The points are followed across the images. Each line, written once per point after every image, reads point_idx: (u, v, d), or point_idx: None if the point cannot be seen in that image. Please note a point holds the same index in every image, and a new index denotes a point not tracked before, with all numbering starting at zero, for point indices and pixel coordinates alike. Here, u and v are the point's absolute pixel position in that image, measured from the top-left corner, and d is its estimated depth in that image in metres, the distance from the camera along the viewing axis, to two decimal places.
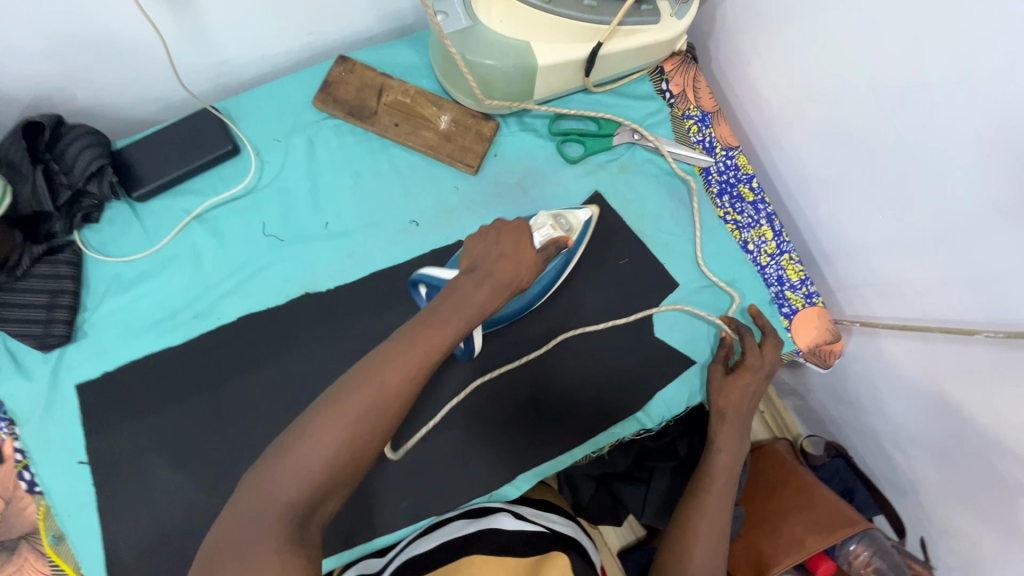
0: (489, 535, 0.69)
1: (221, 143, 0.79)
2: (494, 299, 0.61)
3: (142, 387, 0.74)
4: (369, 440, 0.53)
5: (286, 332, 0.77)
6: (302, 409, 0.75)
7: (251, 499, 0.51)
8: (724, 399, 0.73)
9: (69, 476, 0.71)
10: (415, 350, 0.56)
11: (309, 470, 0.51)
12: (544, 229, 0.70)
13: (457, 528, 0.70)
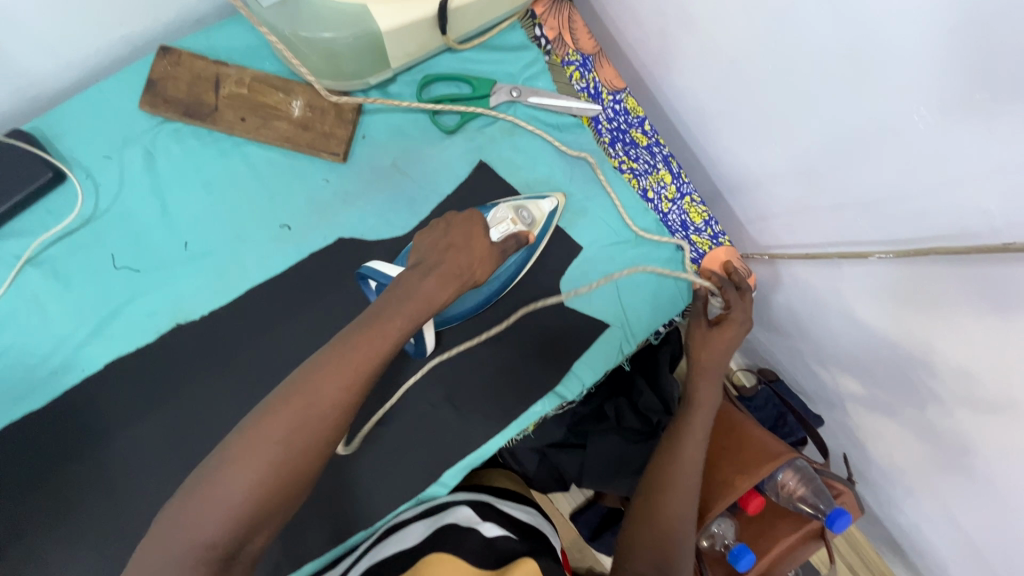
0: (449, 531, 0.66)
1: (38, 171, 0.68)
2: (440, 291, 0.55)
3: (10, 462, 0.66)
4: (302, 459, 0.49)
5: (163, 373, 0.69)
6: (198, 452, 0.68)
7: (170, 532, 0.46)
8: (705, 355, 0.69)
9: None
10: (356, 354, 0.51)
11: (237, 501, 0.47)
12: (503, 222, 0.68)
13: (416, 531, 0.67)
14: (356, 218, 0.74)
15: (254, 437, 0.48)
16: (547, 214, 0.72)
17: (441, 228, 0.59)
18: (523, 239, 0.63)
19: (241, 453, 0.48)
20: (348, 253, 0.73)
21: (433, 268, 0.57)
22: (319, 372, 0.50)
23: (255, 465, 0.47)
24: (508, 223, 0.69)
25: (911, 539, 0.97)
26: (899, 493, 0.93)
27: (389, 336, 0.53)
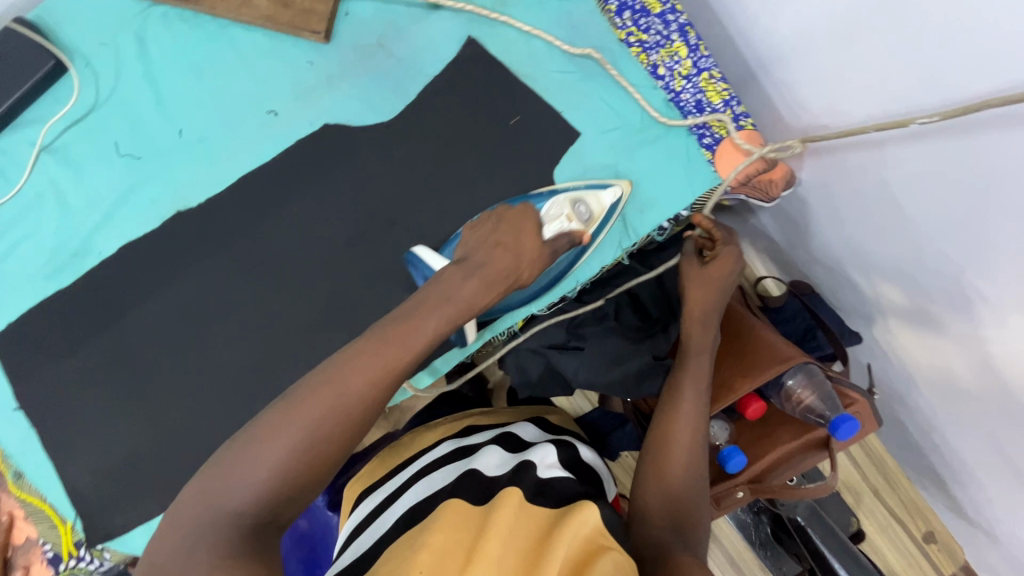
0: (474, 478, 0.69)
1: (40, 60, 0.70)
2: (483, 293, 0.58)
3: (48, 331, 0.74)
4: (333, 446, 0.50)
5: (169, 257, 0.73)
6: (204, 328, 0.73)
7: (199, 508, 0.48)
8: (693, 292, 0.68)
9: (11, 422, 0.75)
10: (391, 347, 0.53)
11: (267, 474, 0.48)
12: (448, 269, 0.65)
13: (436, 479, 0.71)
14: (342, 102, 0.71)
15: (285, 415, 0.50)
16: (608, 208, 0.67)
17: (506, 220, 0.63)
18: (576, 237, 0.64)
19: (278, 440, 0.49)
20: (334, 139, 0.71)
21: (465, 274, 0.58)
22: (336, 373, 0.52)
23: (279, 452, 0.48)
24: (563, 220, 0.65)
25: (952, 467, 0.88)
26: (940, 415, 0.84)
27: (421, 337, 0.54)
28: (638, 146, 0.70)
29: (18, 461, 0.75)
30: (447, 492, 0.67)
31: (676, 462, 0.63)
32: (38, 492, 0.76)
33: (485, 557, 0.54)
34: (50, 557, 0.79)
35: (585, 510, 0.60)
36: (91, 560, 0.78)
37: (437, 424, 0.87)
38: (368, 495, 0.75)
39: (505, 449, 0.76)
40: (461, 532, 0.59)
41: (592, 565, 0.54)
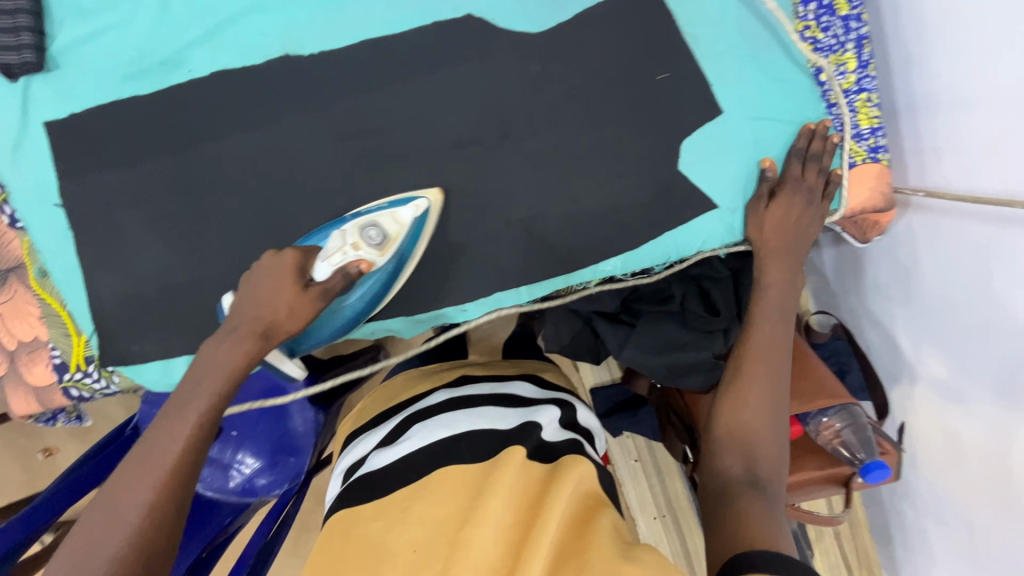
0: (465, 441, 0.59)
1: None
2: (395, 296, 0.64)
3: (109, 134, 0.69)
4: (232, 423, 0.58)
5: (260, 98, 0.68)
6: (275, 184, 0.69)
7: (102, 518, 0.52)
8: (767, 233, 0.67)
9: (48, 216, 0.70)
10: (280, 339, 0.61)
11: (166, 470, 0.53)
12: (336, 253, 0.63)
13: (418, 439, 0.61)
14: None
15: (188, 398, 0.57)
16: (408, 223, 0.65)
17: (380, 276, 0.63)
18: (364, 265, 0.63)
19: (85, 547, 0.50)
20: (473, 32, 0.67)
21: (277, 283, 0.60)
22: (127, 475, 0.53)
23: (88, 559, 0.49)
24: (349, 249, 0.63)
25: (909, 532, 0.94)
26: (918, 483, 0.89)
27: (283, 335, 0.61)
28: (829, 141, 0.67)
29: (45, 257, 0.71)
30: (433, 448, 0.59)
31: (751, 405, 0.61)
32: (57, 294, 0.72)
33: (489, 521, 0.47)
34: (54, 364, 0.74)
35: (576, 467, 0.56)
36: (96, 379, 0.74)
37: (428, 377, 0.78)
38: (361, 438, 0.70)
39: (503, 405, 0.67)
40: (460, 487, 0.54)
41: (590, 534, 0.49)
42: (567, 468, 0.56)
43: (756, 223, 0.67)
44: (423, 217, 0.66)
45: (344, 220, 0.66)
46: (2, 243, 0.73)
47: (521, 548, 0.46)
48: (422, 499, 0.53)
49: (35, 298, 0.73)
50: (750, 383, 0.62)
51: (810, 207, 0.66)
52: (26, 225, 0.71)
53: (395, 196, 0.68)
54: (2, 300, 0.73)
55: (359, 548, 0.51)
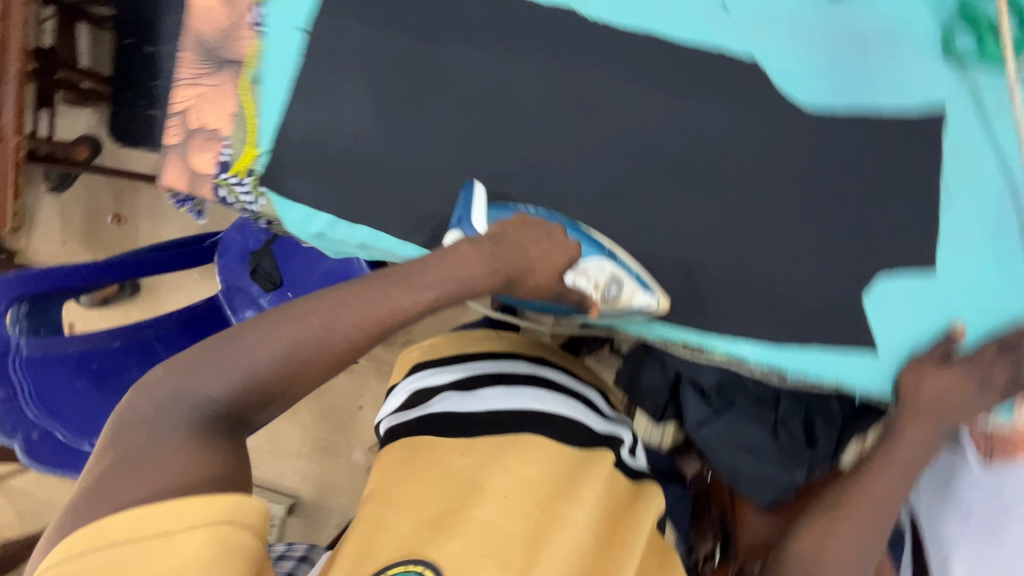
0: (556, 423, 0.62)
1: None
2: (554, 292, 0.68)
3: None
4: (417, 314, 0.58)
5: (525, 34, 0.70)
6: (493, 113, 0.71)
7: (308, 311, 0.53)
8: (926, 390, 0.62)
9: (289, 35, 0.74)
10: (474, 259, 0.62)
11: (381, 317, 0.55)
12: (585, 278, 0.68)
13: (509, 402, 0.63)
14: (783, 56, 0.66)
15: (413, 270, 0.59)
16: (636, 306, 0.67)
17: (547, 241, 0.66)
18: (584, 305, 0.69)
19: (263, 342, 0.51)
20: (744, 76, 0.66)
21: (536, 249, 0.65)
22: (336, 301, 0.54)
23: (261, 357, 0.50)
24: (592, 282, 0.68)
25: None
26: None
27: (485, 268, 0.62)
28: None
29: (267, 67, 0.75)
30: (532, 416, 0.62)
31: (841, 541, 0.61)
32: (257, 103, 0.76)
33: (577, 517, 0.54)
34: (220, 161, 0.77)
35: (654, 499, 0.62)
36: (246, 192, 0.78)
37: (507, 336, 0.77)
38: (433, 365, 0.70)
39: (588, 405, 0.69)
40: (553, 462, 0.59)
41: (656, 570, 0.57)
42: (640, 498, 0.61)
43: (912, 381, 0.63)
44: (648, 311, 0.68)
45: (603, 248, 0.68)
46: (233, 36, 0.76)
47: (608, 543, 0.55)
48: (517, 455, 0.57)
49: (235, 96, 0.76)
50: (845, 524, 0.61)
51: (982, 391, 0.62)
52: (266, 33, 0.75)
53: (649, 273, 0.68)
54: (211, 83, 0.77)
55: (457, 474, 0.54)
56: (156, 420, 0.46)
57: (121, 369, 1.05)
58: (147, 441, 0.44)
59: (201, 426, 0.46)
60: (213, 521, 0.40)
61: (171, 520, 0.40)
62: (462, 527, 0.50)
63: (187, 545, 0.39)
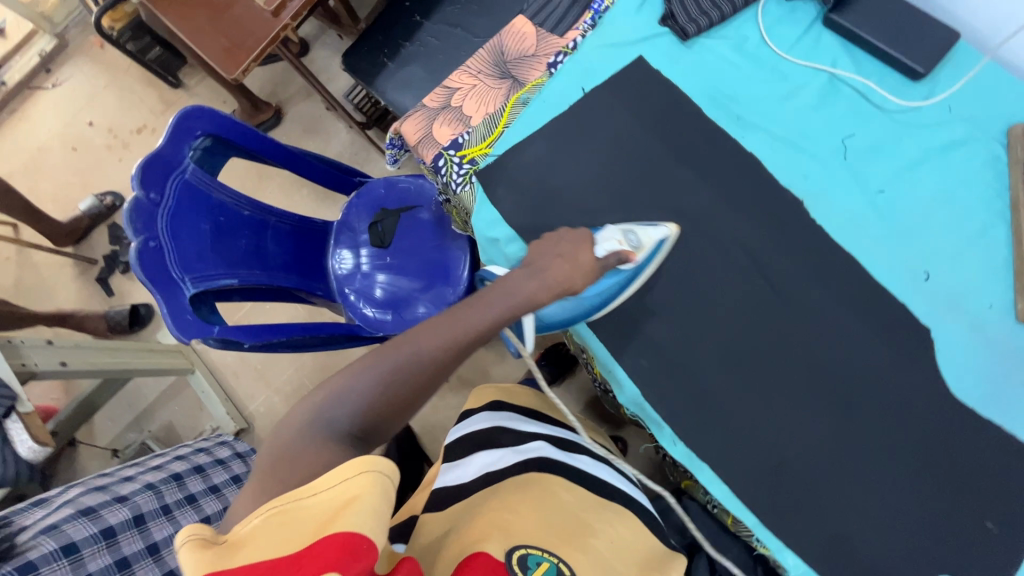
0: (591, 477, 0.79)
1: (916, 46, 0.77)
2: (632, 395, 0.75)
3: (658, 105, 0.84)
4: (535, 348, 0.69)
5: (751, 200, 0.79)
6: (689, 240, 0.80)
7: (399, 344, 0.59)
8: None
9: (571, 89, 0.86)
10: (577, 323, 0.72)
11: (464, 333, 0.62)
12: (609, 242, 0.76)
13: (552, 454, 0.80)
14: (955, 343, 0.71)
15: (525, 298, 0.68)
16: (654, 243, 0.76)
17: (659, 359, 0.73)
18: (625, 259, 0.74)
19: (438, 331, 0.61)
20: (912, 339, 0.72)
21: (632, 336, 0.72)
22: (431, 325, 0.61)
23: (368, 380, 0.57)
24: (615, 241, 0.76)
25: None
26: None
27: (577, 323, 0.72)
28: None
29: (539, 99, 0.87)
30: (568, 467, 0.79)
31: None
32: (513, 118, 0.87)
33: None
34: (455, 139, 0.88)
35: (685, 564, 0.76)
36: (459, 174, 0.87)
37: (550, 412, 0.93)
38: (519, 421, 0.85)
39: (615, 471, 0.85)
40: (616, 523, 0.74)
41: None
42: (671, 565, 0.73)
43: None
44: (662, 244, 0.77)
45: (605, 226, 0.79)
46: (527, 61, 0.89)
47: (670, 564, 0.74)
48: (563, 488, 0.75)
49: (500, 103, 0.88)
50: None
51: None
52: (554, 76, 0.87)
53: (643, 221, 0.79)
54: (488, 84, 0.89)
55: (560, 515, 0.72)
56: (299, 445, 0.53)
57: (233, 234, 1.13)
58: (318, 443, 0.53)
59: (370, 406, 0.57)
60: (344, 488, 0.47)
61: (306, 495, 0.47)
62: (579, 544, 0.69)
63: (326, 502, 0.47)
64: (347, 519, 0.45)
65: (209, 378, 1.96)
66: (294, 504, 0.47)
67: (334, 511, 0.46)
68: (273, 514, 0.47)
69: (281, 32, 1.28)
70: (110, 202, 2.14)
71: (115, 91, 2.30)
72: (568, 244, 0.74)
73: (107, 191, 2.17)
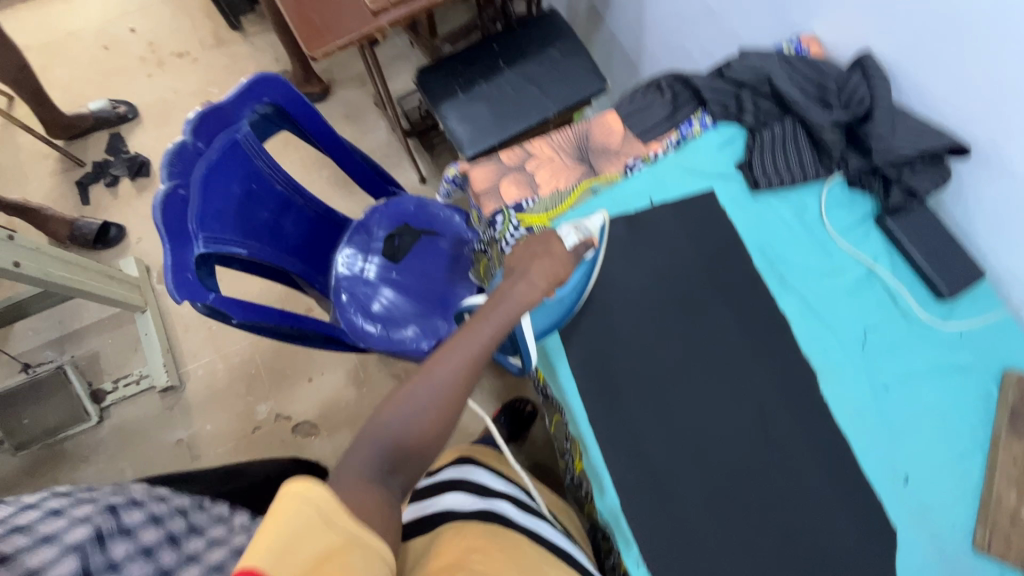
0: (546, 540, 0.75)
1: (950, 271, 0.84)
2: None
3: (712, 239, 0.88)
4: None
5: (770, 353, 0.83)
6: (704, 370, 0.83)
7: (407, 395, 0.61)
8: None
9: (640, 197, 0.90)
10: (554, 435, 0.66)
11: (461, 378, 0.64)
12: (569, 235, 0.79)
13: (510, 512, 0.77)
14: (917, 552, 0.75)
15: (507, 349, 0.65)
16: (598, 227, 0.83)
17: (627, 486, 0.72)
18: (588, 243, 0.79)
19: (435, 385, 0.62)
20: (879, 535, 0.75)
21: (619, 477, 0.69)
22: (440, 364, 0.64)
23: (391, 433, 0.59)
24: (572, 234, 0.80)
25: None
26: None
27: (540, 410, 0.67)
28: None
29: (609, 194, 0.90)
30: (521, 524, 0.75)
31: None
32: (579, 202, 0.89)
33: None
34: (519, 201, 0.90)
35: None
36: (512, 234, 0.88)
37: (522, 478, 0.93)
38: (490, 478, 0.84)
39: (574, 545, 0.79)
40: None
41: None
42: None
43: None
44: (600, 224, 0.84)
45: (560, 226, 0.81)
46: (608, 155, 0.93)
47: None
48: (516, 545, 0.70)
49: (570, 183, 0.91)
50: None
51: None
52: (627, 177, 0.91)
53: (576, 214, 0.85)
54: (564, 161, 0.92)
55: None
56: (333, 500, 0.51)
57: (258, 206, 1.11)
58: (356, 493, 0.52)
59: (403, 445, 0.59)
60: (350, 519, 0.47)
61: (303, 527, 0.44)
62: None
63: (328, 536, 0.45)
64: (358, 551, 0.47)
65: (157, 322, 1.86)
66: (287, 534, 0.43)
67: (342, 546, 0.46)
68: (266, 550, 0.42)
69: (373, 31, 1.27)
70: (122, 113, 2.06)
71: (172, 8, 2.26)
72: (539, 246, 0.73)
73: (123, 102, 2.09)
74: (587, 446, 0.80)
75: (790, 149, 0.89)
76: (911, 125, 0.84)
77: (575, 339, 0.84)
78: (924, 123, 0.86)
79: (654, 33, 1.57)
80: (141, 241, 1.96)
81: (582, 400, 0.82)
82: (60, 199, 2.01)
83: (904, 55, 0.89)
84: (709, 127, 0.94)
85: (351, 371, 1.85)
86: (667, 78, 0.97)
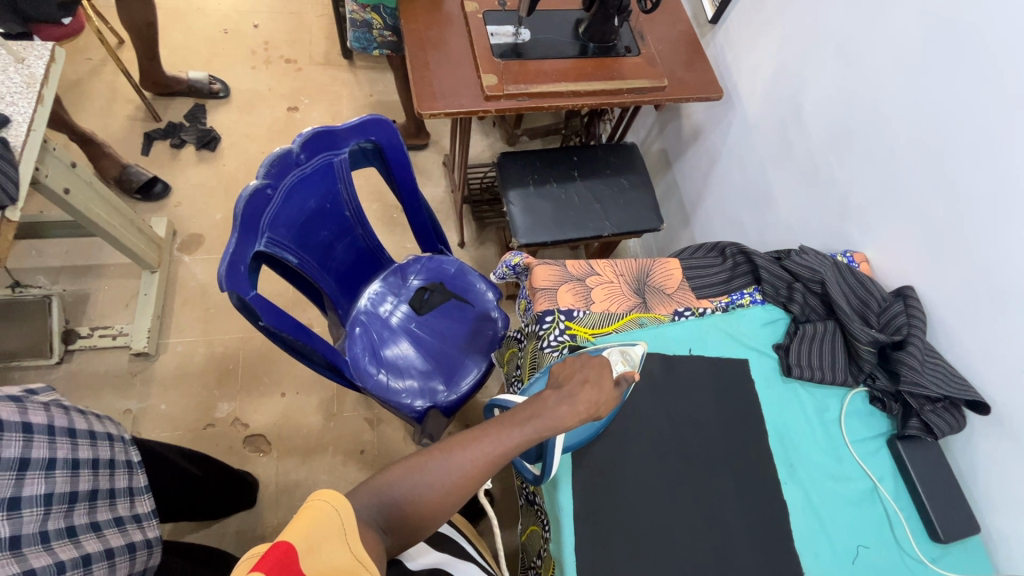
0: None
1: (948, 515, 0.86)
2: None
3: (739, 406, 0.92)
4: None
5: (770, 536, 0.83)
6: (700, 531, 0.82)
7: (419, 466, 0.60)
8: None
9: (681, 344, 0.95)
10: None
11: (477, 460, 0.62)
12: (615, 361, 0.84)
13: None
14: None
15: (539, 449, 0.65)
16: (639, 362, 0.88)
17: None
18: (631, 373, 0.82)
19: (449, 464, 0.61)
20: None
21: None
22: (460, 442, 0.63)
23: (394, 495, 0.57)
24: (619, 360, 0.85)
25: None
26: None
27: None
28: None
29: (654, 332, 0.95)
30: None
31: None
32: (626, 328, 0.94)
33: None
34: (571, 308, 0.93)
35: None
36: (554, 339, 0.91)
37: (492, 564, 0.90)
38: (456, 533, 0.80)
39: None
40: None
41: None
42: None
43: None
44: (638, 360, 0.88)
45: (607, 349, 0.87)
46: (662, 296, 0.99)
47: None
48: None
49: (622, 310, 0.96)
50: None
51: None
52: (675, 322, 0.96)
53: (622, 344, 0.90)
54: (622, 289, 0.98)
55: None
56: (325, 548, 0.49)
57: (324, 225, 1.15)
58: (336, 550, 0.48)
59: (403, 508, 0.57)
60: (364, 548, 0.49)
61: (324, 532, 0.48)
62: None
63: (344, 553, 0.47)
64: None
65: (160, 287, 1.83)
66: (314, 530, 0.47)
67: (353, 567, 0.47)
68: (292, 538, 0.46)
69: (480, 112, 1.40)
70: (215, 90, 2.18)
71: (295, 19, 2.45)
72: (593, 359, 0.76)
73: (219, 80, 2.21)
74: (567, 573, 0.77)
75: (829, 350, 0.95)
76: (940, 368, 0.91)
77: (583, 460, 0.84)
78: (951, 370, 0.93)
79: (715, 196, 1.70)
80: (179, 207, 2.00)
81: (575, 521, 0.80)
82: (123, 143, 2.07)
83: (951, 309, 0.99)
84: (758, 303, 1.01)
85: (325, 399, 1.80)
86: (733, 248, 1.06)
